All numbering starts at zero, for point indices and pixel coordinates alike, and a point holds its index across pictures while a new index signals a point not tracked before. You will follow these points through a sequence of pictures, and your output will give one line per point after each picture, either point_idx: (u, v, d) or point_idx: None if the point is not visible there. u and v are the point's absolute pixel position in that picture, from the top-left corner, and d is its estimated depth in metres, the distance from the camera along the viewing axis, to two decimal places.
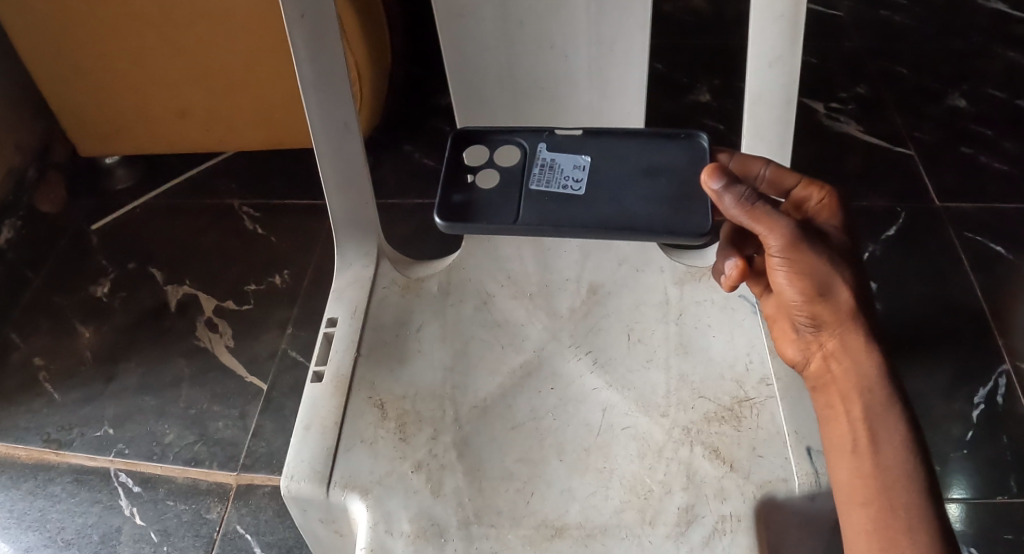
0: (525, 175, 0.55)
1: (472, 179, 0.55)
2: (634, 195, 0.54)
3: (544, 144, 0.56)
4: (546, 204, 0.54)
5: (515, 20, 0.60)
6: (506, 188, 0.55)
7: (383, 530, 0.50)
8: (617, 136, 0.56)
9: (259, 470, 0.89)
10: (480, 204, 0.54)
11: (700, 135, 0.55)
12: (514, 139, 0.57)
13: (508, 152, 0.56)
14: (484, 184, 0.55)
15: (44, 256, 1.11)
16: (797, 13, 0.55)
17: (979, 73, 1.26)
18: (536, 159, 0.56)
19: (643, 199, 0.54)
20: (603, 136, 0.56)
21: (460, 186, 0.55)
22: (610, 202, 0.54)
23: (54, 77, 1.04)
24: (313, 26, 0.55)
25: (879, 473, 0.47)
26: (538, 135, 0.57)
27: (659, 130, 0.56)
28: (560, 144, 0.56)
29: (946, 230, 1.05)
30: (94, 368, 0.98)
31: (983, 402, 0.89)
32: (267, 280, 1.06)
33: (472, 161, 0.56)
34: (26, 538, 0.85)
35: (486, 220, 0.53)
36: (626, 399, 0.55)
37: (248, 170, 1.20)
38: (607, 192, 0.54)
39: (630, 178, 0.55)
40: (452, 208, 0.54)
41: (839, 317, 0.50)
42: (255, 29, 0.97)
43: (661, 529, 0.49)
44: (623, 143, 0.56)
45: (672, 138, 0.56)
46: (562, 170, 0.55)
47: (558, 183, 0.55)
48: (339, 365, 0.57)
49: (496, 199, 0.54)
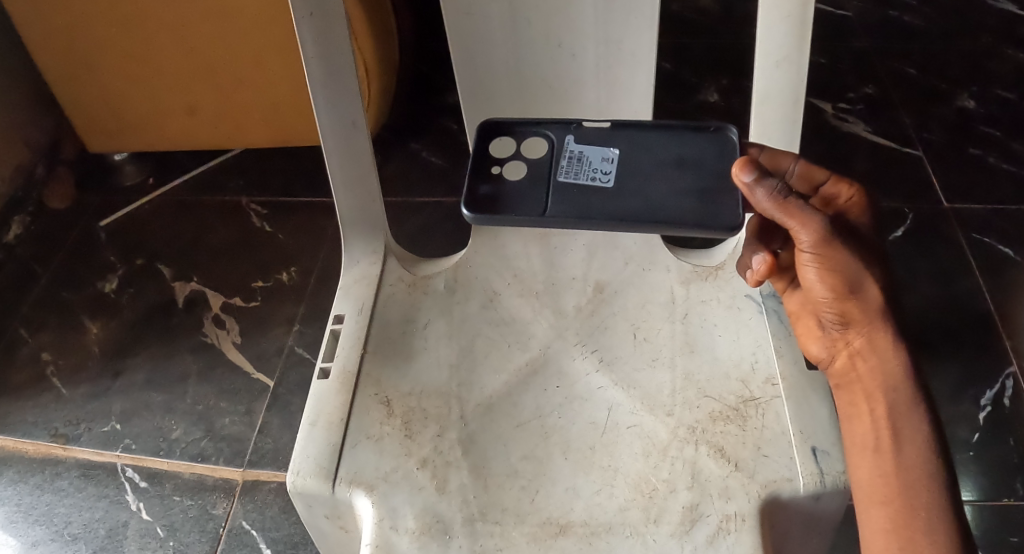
0: (554, 167, 0.55)
1: (500, 172, 0.55)
2: (664, 188, 0.54)
3: (570, 135, 0.56)
4: (575, 195, 0.54)
5: (522, 19, 0.60)
6: (534, 181, 0.54)
7: (388, 526, 0.50)
8: (645, 127, 0.56)
9: (265, 466, 0.89)
10: (506, 197, 0.54)
11: (730, 128, 0.54)
12: (542, 130, 0.56)
13: (536, 144, 0.56)
14: (512, 177, 0.55)
15: (51, 252, 1.12)
16: (805, 13, 0.55)
17: (988, 74, 1.25)
18: (565, 151, 0.55)
19: (673, 193, 0.53)
20: (632, 128, 0.56)
21: (487, 178, 0.55)
22: (638, 195, 0.53)
23: (64, 75, 1.06)
24: (321, 24, 0.56)
25: (901, 472, 0.47)
26: (566, 128, 0.57)
27: (688, 123, 0.55)
28: (588, 136, 0.56)
29: (954, 231, 1.05)
30: (102, 364, 0.99)
31: (989, 404, 0.89)
32: (274, 277, 1.07)
33: (499, 154, 0.56)
34: (32, 532, 0.85)
35: (513, 211, 0.53)
36: (631, 398, 0.55)
37: (255, 169, 1.21)
38: (634, 184, 0.54)
39: (659, 172, 0.54)
40: (478, 199, 0.54)
41: (868, 315, 0.50)
42: (261, 31, 0.97)
43: (665, 528, 0.49)
44: (652, 136, 0.56)
45: (701, 131, 0.55)
46: (591, 162, 0.55)
47: (586, 175, 0.54)
48: (345, 361, 0.58)
49: (525, 193, 0.54)
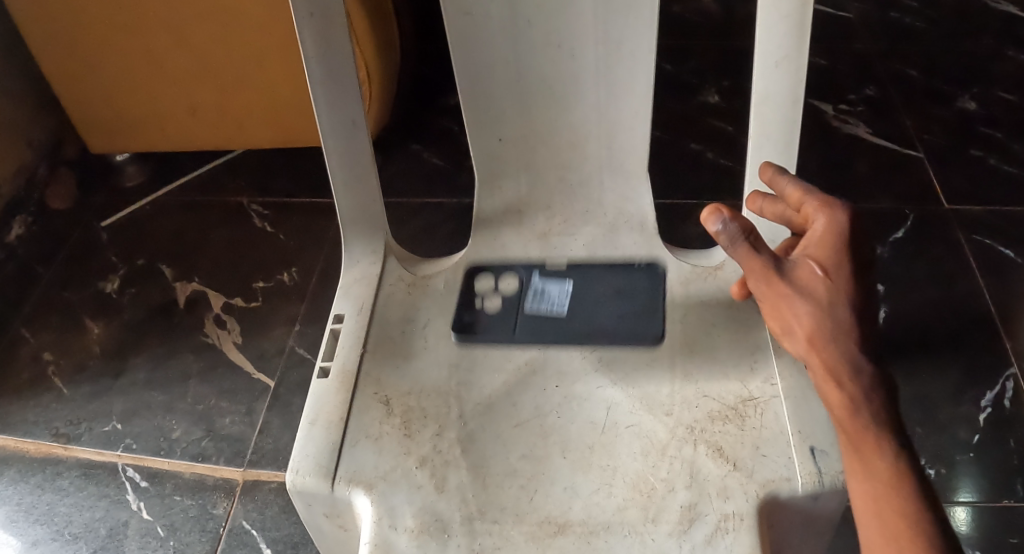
0: (519, 300, 0.62)
1: (479, 304, 0.62)
2: (608, 310, 0.61)
3: (536, 274, 0.64)
4: (536, 322, 0.60)
5: (521, 18, 0.60)
6: (506, 314, 0.61)
7: (387, 524, 0.50)
8: (594, 265, 0.65)
9: (265, 466, 0.89)
10: (484, 323, 0.61)
11: (660, 261, 0.64)
12: (512, 269, 0.65)
13: (506, 281, 0.64)
14: (489, 310, 0.61)
15: (53, 253, 1.12)
16: (803, 13, 0.55)
17: (988, 75, 1.26)
18: (529, 287, 0.63)
19: (614, 313, 0.60)
20: (584, 267, 0.65)
21: (471, 309, 0.61)
22: (587, 317, 0.60)
23: (67, 75, 1.06)
24: (321, 23, 0.56)
25: (881, 499, 0.42)
26: (531, 267, 0.65)
27: (626, 262, 0.65)
28: (548, 273, 0.64)
29: (956, 233, 1.05)
30: (103, 364, 0.99)
31: (990, 405, 0.88)
32: (275, 277, 1.07)
33: (477, 286, 0.63)
34: (33, 532, 0.85)
35: (489, 334, 0.59)
36: (630, 397, 0.55)
37: (257, 170, 1.21)
38: (585, 313, 0.61)
39: (604, 302, 0.62)
40: (463, 323, 0.60)
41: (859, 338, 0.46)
42: (262, 29, 0.98)
43: (663, 528, 0.49)
44: (599, 272, 0.64)
45: (637, 267, 0.64)
46: (550, 297, 0.62)
47: (547, 304, 0.61)
48: (345, 361, 0.58)
49: (498, 320, 0.61)
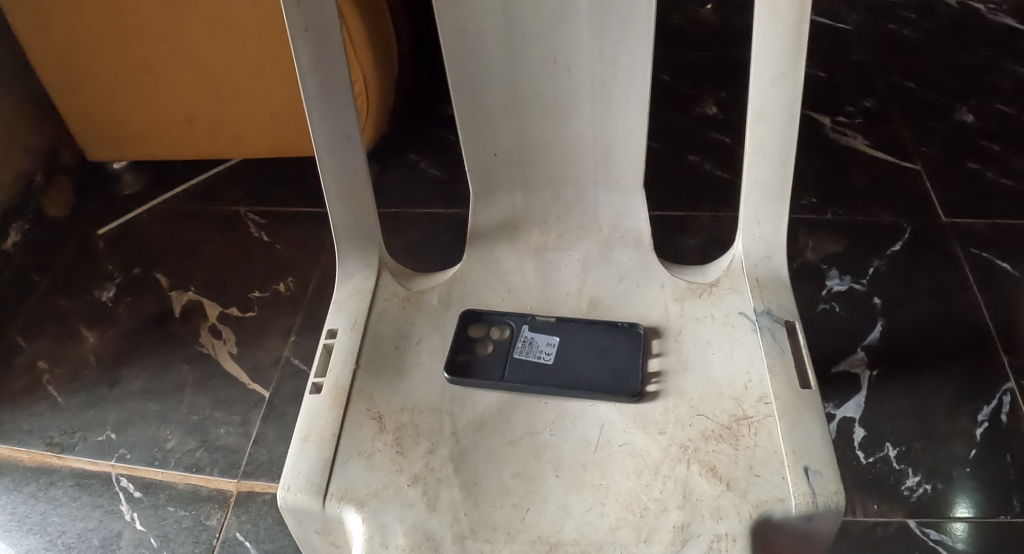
0: (508, 348, 0.59)
1: (474, 343, 0.60)
2: (590, 366, 0.57)
3: (526, 324, 0.61)
4: (519, 371, 0.58)
5: (517, 34, 0.60)
6: (496, 358, 0.59)
7: (378, 543, 0.50)
8: (580, 321, 0.61)
9: (259, 477, 0.88)
10: (480, 364, 0.58)
11: (639, 325, 0.60)
12: (505, 318, 0.62)
13: (497, 329, 0.61)
14: (483, 350, 0.59)
15: (48, 261, 1.12)
16: (799, 31, 0.55)
17: (987, 88, 1.26)
18: (519, 337, 0.60)
19: (595, 368, 0.57)
20: (573, 321, 0.61)
21: (466, 348, 0.59)
22: (570, 370, 0.57)
23: (68, 83, 1.06)
24: (316, 38, 0.56)
25: None
26: (525, 317, 0.62)
27: (608, 321, 0.61)
28: (539, 325, 0.61)
29: (953, 246, 1.05)
30: (98, 373, 0.99)
31: (987, 420, 0.87)
32: (272, 287, 1.07)
33: (473, 331, 0.61)
34: (26, 541, 0.84)
35: (482, 377, 0.57)
36: (624, 415, 0.55)
37: (254, 181, 1.22)
38: (572, 365, 0.58)
39: (588, 356, 0.58)
40: (458, 362, 0.58)
41: None
42: (261, 38, 0.98)
43: (655, 547, 0.48)
44: (586, 329, 0.60)
45: (619, 327, 0.60)
46: (538, 347, 0.59)
47: (535, 354, 0.59)
48: (339, 376, 0.58)
49: (490, 362, 0.58)
